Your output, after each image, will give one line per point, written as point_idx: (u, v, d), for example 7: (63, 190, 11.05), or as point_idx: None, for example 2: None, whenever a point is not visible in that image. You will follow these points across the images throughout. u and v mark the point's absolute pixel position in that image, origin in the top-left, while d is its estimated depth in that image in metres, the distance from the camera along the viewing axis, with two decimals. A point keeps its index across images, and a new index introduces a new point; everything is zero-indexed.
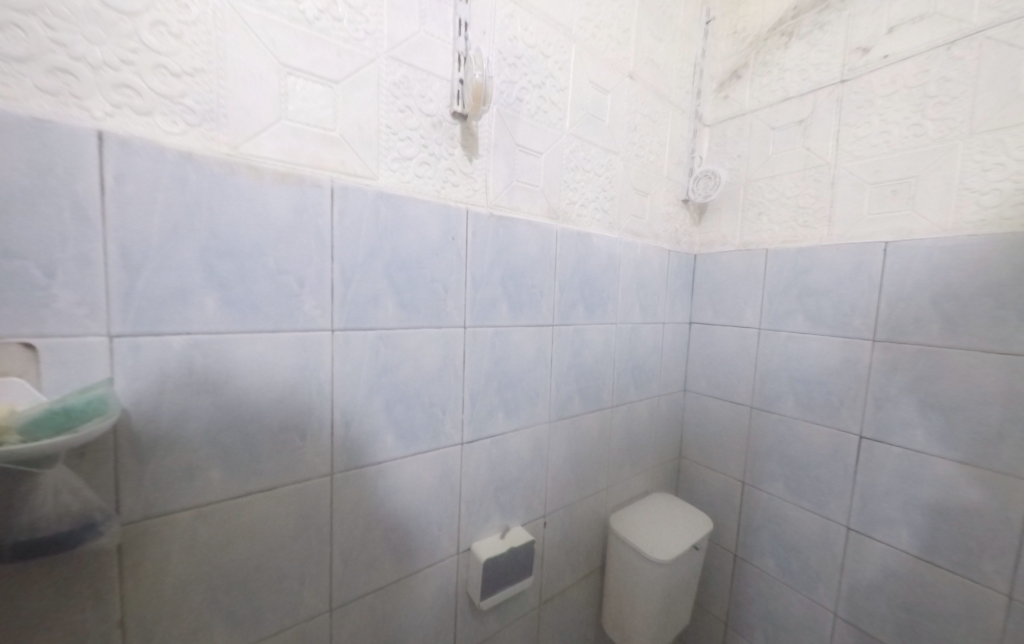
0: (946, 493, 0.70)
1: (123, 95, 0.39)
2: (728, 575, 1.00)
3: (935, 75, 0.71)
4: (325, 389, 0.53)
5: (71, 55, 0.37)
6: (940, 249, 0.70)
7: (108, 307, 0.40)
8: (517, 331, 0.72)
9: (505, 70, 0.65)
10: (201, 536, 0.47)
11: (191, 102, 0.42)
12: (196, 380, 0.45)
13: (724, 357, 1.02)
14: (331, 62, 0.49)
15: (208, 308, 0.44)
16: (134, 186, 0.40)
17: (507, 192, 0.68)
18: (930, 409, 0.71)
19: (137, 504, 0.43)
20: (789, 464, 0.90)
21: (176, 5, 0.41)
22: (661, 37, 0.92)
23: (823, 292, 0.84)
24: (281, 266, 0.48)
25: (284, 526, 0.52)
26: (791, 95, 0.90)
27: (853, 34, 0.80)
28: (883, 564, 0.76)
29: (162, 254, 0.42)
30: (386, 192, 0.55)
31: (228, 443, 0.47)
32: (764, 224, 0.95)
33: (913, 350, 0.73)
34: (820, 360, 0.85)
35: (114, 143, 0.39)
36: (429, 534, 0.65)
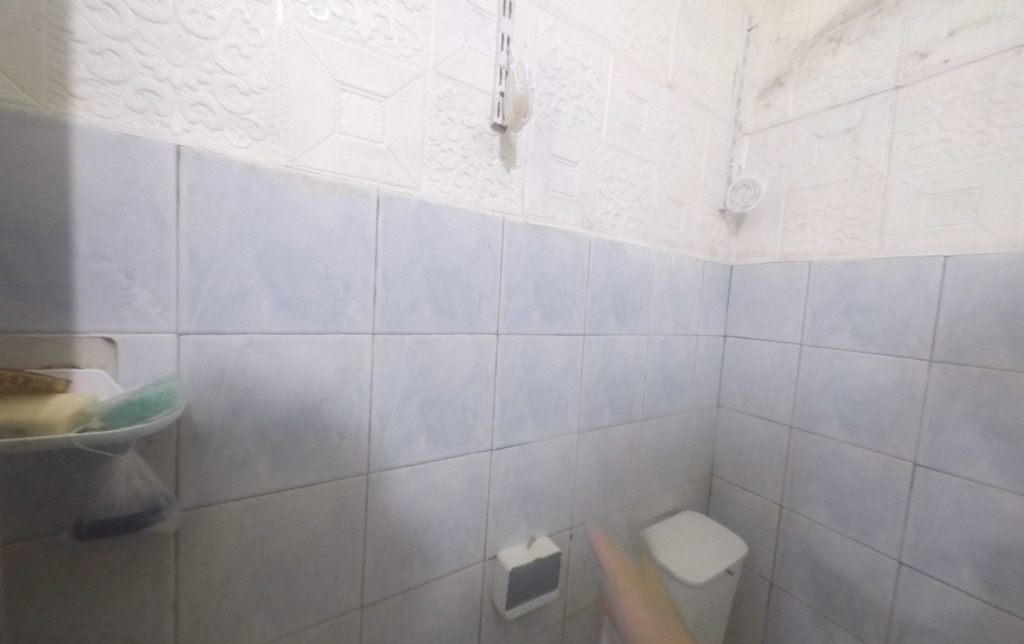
0: (1015, 530, 0.64)
1: (199, 113, 0.43)
2: (763, 603, 0.95)
3: (1003, 80, 0.67)
4: (364, 390, 0.55)
5: (156, 77, 0.41)
6: (1008, 264, 0.65)
7: (177, 307, 0.43)
8: (548, 339, 0.72)
9: (544, 82, 0.66)
10: (246, 526, 0.49)
11: (256, 118, 0.45)
12: (249, 378, 0.47)
13: (761, 372, 0.98)
14: (381, 78, 0.52)
15: (263, 309, 0.47)
16: (204, 196, 0.43)
17: (543, 201, 0.69)
18: (996, 437, 0.66)
19: (192, 492, 0.46)
20: (832, 488, 0.85)
21: (248, 29, 0.44)
22: (701, 46, 0.91)
23: (873, 308, 0.80)
24: (329, 271, 0.51)
25: (322, 521, 0.54)
26: (839, 103, 0.87)
27: (910, 38, 0.77)
28: (941, 603, 0.71)
29: (224, 259, 0.45)
30: (427, 201, 0.57)
31: (275, 439, 0.50)
32: (808, 236, 0.92)
33: (976, 372, 0.68)
34: (868, 380, 0.80)
35: (189, 156, 0.42)
36: (458, 539, 0.66)
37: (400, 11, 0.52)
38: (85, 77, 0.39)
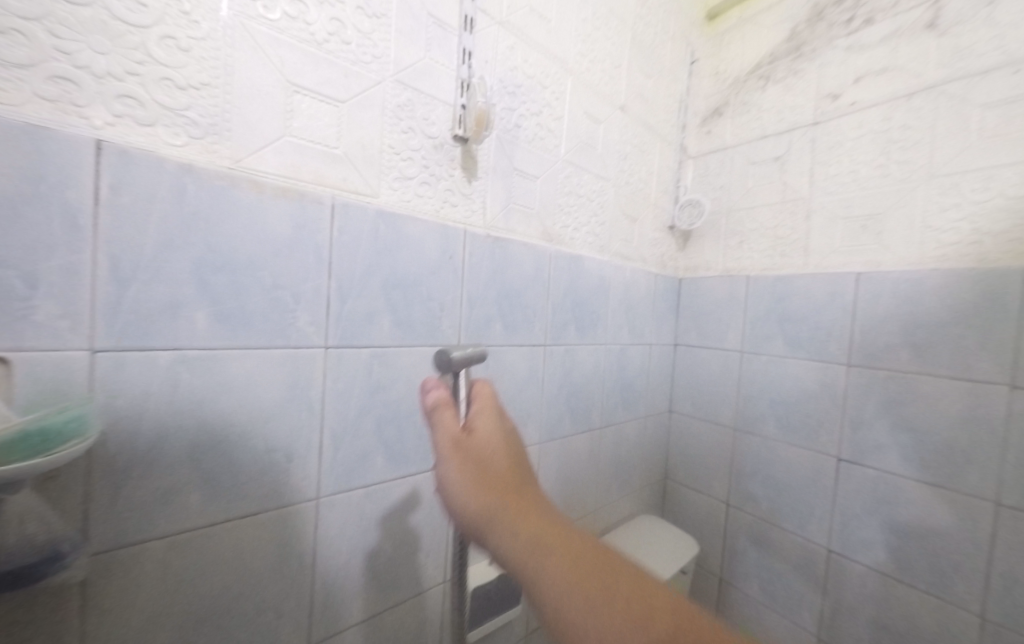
0: (919, 514, 0.73)
1: (126, 105, 0.39)
2: (714, 599, 1.00)
3: (897, 122, 0.78)
4: (315, 408, 0.51)
5: (73, 63, 0.36)
6: (907, 280, 0.75)
7: (92, 320, 0.38)
8: (510, 351, 0.72)
9: (505, 98, 0.67)
10: (173, 567, 0.43)
11: (195, 115, 0.42)
12: (181, 399, 0.43)
13: (708, 378, 1.05)
14: (337, 82, 0.50)
15: (199, 322, 0.43)
16: (129, 197, 0.39)
17: (504, 214, 0.69)
18: (903, 433, 0.74)
19: (107, 533, 0.40)
20: (771, 485, 0.92)
21: (187, 20, 0.41)
22: (650, 74, 0.97)
23: (801, 318, 0.88)
24: (277, 281, 0.47)
25: (266, 554, 0.49)
26: (768, 134, 0.96)
27: (825, 81, 0.87)
28: (864, 585, 0.78)
29: (153, 267, 0.40)
30: (386, 210, 0.55)
31: (210, 466, 0.45)
32: (745, 252, 1.00)
33: (885, 375, 0.77)
34: (799, 383, 0.88)
35: (112, 152, 0.38)
36: (417, 561, 0.63)
37: (358, 16, 0.51)
38: None
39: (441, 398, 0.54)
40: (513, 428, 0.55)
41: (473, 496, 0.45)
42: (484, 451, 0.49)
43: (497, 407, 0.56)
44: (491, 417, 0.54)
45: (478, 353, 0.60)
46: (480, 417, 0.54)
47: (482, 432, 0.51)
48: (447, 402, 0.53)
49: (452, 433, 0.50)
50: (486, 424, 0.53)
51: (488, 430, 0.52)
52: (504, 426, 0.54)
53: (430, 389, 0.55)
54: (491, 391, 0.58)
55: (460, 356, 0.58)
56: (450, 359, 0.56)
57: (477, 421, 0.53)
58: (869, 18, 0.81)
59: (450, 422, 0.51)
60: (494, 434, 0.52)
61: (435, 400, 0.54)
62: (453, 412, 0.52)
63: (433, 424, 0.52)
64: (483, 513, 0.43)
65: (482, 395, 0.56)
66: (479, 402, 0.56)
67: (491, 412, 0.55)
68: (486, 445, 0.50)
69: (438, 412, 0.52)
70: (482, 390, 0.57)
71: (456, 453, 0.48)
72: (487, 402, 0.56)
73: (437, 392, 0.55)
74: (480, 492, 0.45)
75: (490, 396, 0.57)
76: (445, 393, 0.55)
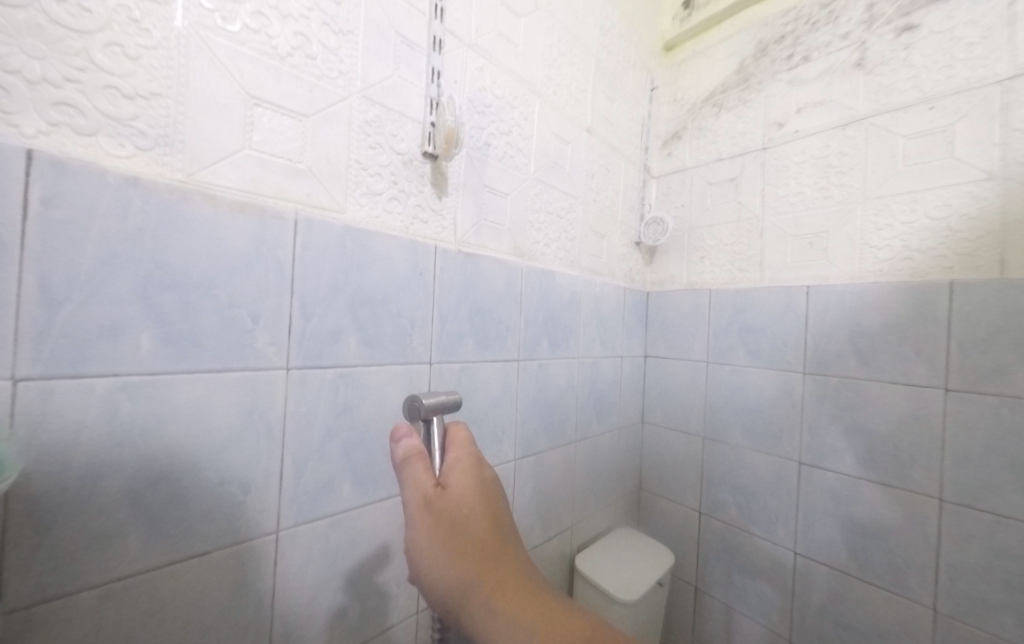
0: (873, 514, 0.77)
1: (64, 114, 0.36)
2: (690, 610, 1.00)
3: (835, 149, 0.85)
4: (275, 433, 0.48)
5: (3, 68, 0.34)
6: (851, 293, 0.80)
7: (16, 345, 0.34)
8: (483, 367, 0.71)
9: (475, 117, 0.68)
10: (106, 620, 0.39)
11: (143, 125, 0.39)
12: (119, 430, 0.39)
13: (677, 389, 1.08)
14: (301, 97, 0.49)
15: (144, 345, 0.40)
16: (65, 211, 0.36)
17: (475, 230, 0.69)
18: (855, 436, 0.79)
19: (26, 586, 0.35)
20: (740, 492, 0.94)
21: (136, 28, 0.39)
22: (614, 99, 1.02)
23: (760, 329, 0.93)
24: (234, 300, 0.45)
25: (217, 598, 0.45)
26: (723, 157, 1.03)
27: (771, 110, 0.95)
28: (827, 586, 0.81)
29: (91, 287, 0.37)
30: (353, 226, 0.54)
31: (152, 503, 0.41)
32: (707, 267, 1.05)
33: (837, 382, 0.81)
34: (761, 392, 0.92)
35: (46, 163, 0.35)
36: (387, 593, 0.60)
37: (324, 32, 0.51)
38: None
39: (413, 449, 0.44)
40: (496, 476, 0.46)
41: (449, 576, 0.38)
42: (464, 516, 0.41)
43: (479, 450, 0.47)
44: (471, 465, 0.45)
45: (453, 400, 0.49)
46: (459, 466, 0.44)
47: (461, 487, 0.43)
48: (419, 452, 0.44)
49: (424, 493, 0.41)
50: (466, 477, 0.44)
51: (468, 486, 0.43)
52: (486, 474, 0.45)
53: (398, 437, 0.45)
54: (470, 430, 0.49)
55: (433, 401, 0.47)
56: (422, 405, 0.46)
57: (455, 472, 0.44)
58: (806, 55, 0.90)
59: (422, 480, 0.42)
60: (475, 487, 0.43)
61: (403, 450, 0.44)
62: (426, 465, 0.43)
63: (402, 480, 0.43)
64: (459, 594, 0.38)
65: (461, 436, 0.47)
66: (457, 447, 0.46)
67: (472, 457, 0.46)
68: (466, 506, 0.41)
69: (408, 465, 0.43)
70: (459, 431, 0.48)
71: (429, 521, 0.40)
72: (465, 446, 0.47)
73: (405, 440, 0.45)
74: (456, 571, 0.38)
75: (469, 437, 0.48)
76: (417, 442, 0.44)
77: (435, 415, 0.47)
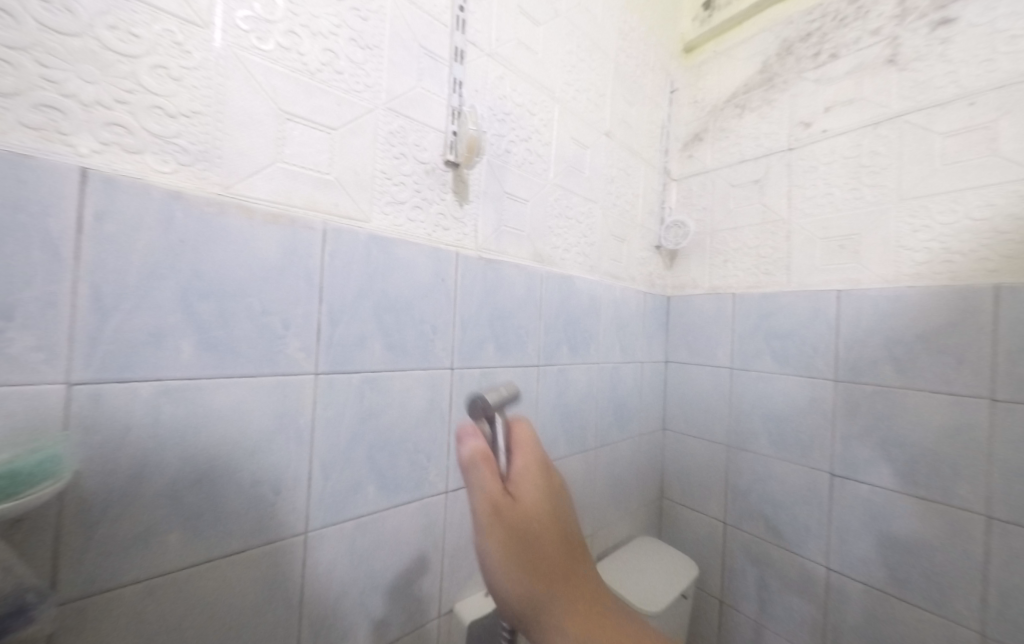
0: (912, 529, 0.73)
1: (114, 133, 0.38)
2: (715, 623, 0.98)
3: (866, 148, 0.82)
4: (305, 437, 0.49)
5: (61, 93, 0.36)
6: (885, 298, 0.77)
7: (69, 351, 0.36)
8: (503, 372, 0.71)
9: (495, 125, 0.69)
10: (149, 614, 0.40)
11: (185, 142, 0.42)
12: (162, 432, 0.41)
13: (699, 395, 1.06)
14: (330, 110, 0.51)
15: (184, 351, 0.41)
16: (114, 225, 0.38)
17: (495, 236, 0.70)
18: (891, 447, 0.76)
19: (77, 580, 0.37)
20: (767, 503, 0.91)
21: (179, 50, 0.41)
22: (633, 102, 1.01)
23: (787, 335, 0.90)
24: (266, 307, 0.46)
25: (250, 595, 0.46)
26: (747, 158, 1.00)
27: (797, 110, 0.92)
28: (863, 604, 0.77)
29: (137, 296, 0.39)
30: (378, 235, 0.55)
31: (192, 502, 0.42)
32: (730, 271, 1.03)
33: (871, 389, 0.78)
34: (789, 399, 0.89)
35: (99, 180, 0.37)
36: (410, 597, 0.60)
37: (351, 47, 0.52)
38: None
39: (479, 451, 0.41)
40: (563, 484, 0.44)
41: (519, 592, 0.37)
42: (533, 529, 0.39)
43: (543, 456, 0.45)
44: (537, 471, 0.43)
45: (513, 393, 0.49)
46: (526, 473, 0.43)
47: (529, 497, 0.41)
48: (486, 456, 0.41)
49: (494, 502, 0.39)
50: (533, 485, 0.42)
51: (536, 494, 0.41)
52: (551, 481, 0.44)
53: (464, 435, 0.42)
54: (534, 433, 0.46)
55: (498, 399, 0.47)
56: (487, 402, 0.45)
57: (523, 479, 0.42)
58: (834, 53, 0.87)
59: (490, 486, 0.40)
60: (543, 497, 0.41)
61: (469, 450, 0.41)
62: (494, 471, 0.41)
63: (469, 483, 0.41)
64: (531, 610, 0.37)
65: (525, 439, 0.45)
66: (522, 450, 0.44)
67: (538, 464, 0.44)
68: (536, 518, 0.40)
69: (475, 469, 0.41)
70: (522, 431, 0.46)
71: (499, 532, 0.38)
72: (529, 449, 0.45)
73: (472, 439, 0.42)
74: (527, 586, 0.37)
75: (533, 441, 0.46)
76: (483, 442, 0.42)
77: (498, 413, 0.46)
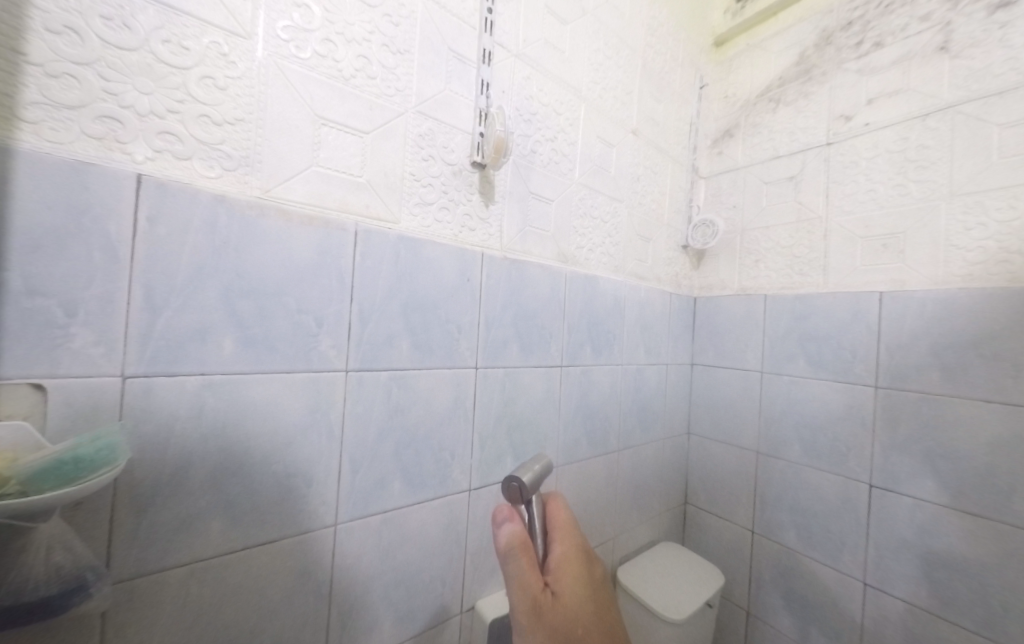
0: (960, 547, 0.69)
1: (166, 141, 0.41)
2: (741, 635, 0.95)
3: (913, 141, 0.78)
4: (335, 432, 0.51)
5: (120, 104, 0.39)
6: (932, 300, 0.73)
7: (124, 345, 0.39)
8: (527, 372, 0.71)
9: (522, 125, 0.69)
10: (192, 596, 0.43)
11: (229, 148, 0.44)
12: (205, 423, 0.43)
13: (727, 399, 1.03)
14: (362, 115, 0.52)
15: (226, 347, 0.44)
16: (165, 228, 0.40)
17: (520, 237, 0.70)
18: (938, 458, 0.71)
19: (129, 561, 0.40)
20: (799, 513, 0.88)
21: (225, 61, 0.43)
22: (661, 99, 0.99)
23: (823, 338, 0.86)
24: (301, 306, 0.48)
25: (283, 583, 0.48)
26: (781, 154, 0.97)
27: (836, 103, 0.88)
28: (904, 624, 0.73)
29: (184, 294, 0.41)
30: (406, 236, 0.56)
31: (232, 492, 0.45)
32: (761, 271, 0.99)
33: (916, 397, 0.74)
34: (824, 405, 0.86)
35: (152, 185, 0.40)
36: (433, 591, 0.61)
37: (383, 53, 0.54)
38: (38, 100, 0.36)
39: (517, 539, 0.43)
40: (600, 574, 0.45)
41: None
42: (573, 623, 0.39)
43: (580, 543, 0.47)
44: (575, 559, 0.45)
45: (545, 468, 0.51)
46: (565, 565, 0.44)
47: (569, 591, 0.42)
48: (524, 545, 0.43)
49: (534, 595, 0.40)
50: (572, 578, 0.43)
51: (574, 588, 0.42)
52: (589, 573, 0.44)
53: (500, 522, 0.45)
54: (569, 519, 0.48)
55: (532, 478, 0.48)
56: (522, 483, 0.47)
57: (561, 572, 0.43)
58: (879, 41, 0.83)
59: (529, 579, 0.41)
60: (583, 592, 0.42)
61: (507, 538, 0.43)
62: (532, 562, 0.42)
63: (508, 575, 0.42)
64: None
65: (561, 526, 0.47)
66: (559, 538, 0.46)
67: (576, 554, 0.45)
68: (578, 615, 0.40)
69: (514, 558, 0.42)
70: (558, 517, 0.48)
71: (540, 631, 0.39)
72: (566, 535, 0.47)
73: (509, 526, 0.44)
74: None
75: (569, 528, 0.48)
76: (520, 530, 0.44)
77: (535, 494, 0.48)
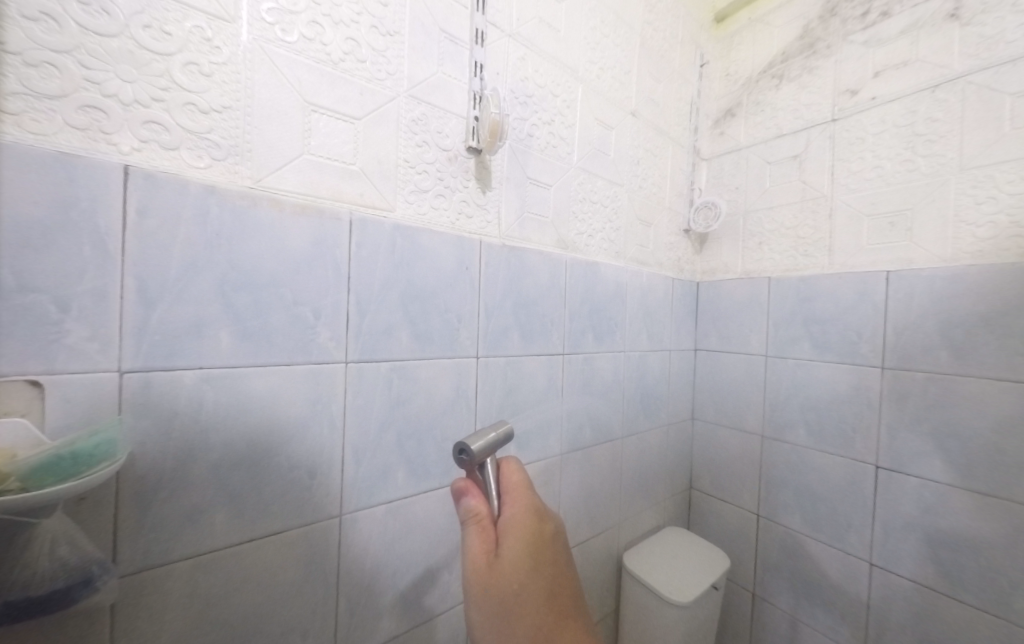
0: (966, 525, 0.69)
1: (152, 131, 0.40)
2: (747, 616, 0.95)
3: (922, 115, 0.75)
4: (336, 424, 0.51)
5: (102, 92, 0.38)
6: (940, 278, 0.72)
7: (120, 341, 0.38)
8: (528, 361, 0.71)
9: (517, 108, 0.68)
10: (199, 587, 0.43)
11: (217, 137, 0.43)
12: (205, 417, 0.43)
13: (731, 384, 1.02)
14: (353, 100, 0.51)
15: (223, 341, 0.43)
16: (156, 220, 0.40)
17: (519, 223, 0.69)
18: (946, 438, 0.71)
19: (135, 556, 0.40)
20: (804, 495, 0.88)
21: (208, 46, 0.42)
22: (660, 78, 0.97)
23: (828, 320, 0.85)
24: (298, 298, 0.47)
25: (291, 574, 0.48)
26: (785, 132, 0.94)
27: (842, 77, 0.86)
28: (909, 601, 0.74)
29: (177, 288, 0.41)
30: (402, 224, 0.55)
31: (235, 484, 0.45)
32: (766, 253, 0.97)
33: (923, 378, 0.73)
34: (829, 387, 0.85)
35: (140, 177, 0.39)
36: (440, 578, 0.62)
37: (373, 35, 0.52)
38: (18, 90, 0.35)
39: (471, 511, 0.44)
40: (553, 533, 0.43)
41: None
42: (512, 586, 0.39)
43: (534, 502, 0.45)
44: (524, 520, 0.43)
45: (502, 434, 0.50)
46: (511, 526, 0.43)
47: (512, 553, 0.41)
48: (477, 517, 0.43)
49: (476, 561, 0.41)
50: (518, 539, 0.42)
51: (518, 550, 0.41)
52: (540, 532, 0.43)
53: (459, 495, 0.45)
54: (525, 480, 0.47)
55: (483, 444, 0.47)
56: (472, 451, 0.46)
57: (508, 533, 0.42)
58: (886, 10, 0.80)
59: (476, 546, 0.42)
60: (527, 552, 0.41)
61: (463, 511, 0.44)
62: (481, 529, 0.43)
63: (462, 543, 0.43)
64: None
65: (514, 487, 0.46)
66: (511, 499, 0.45)
67: (527, 513, 0.44)
68: (518, 576, 0.40)
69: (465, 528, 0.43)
70: (513, 478, 0.47)
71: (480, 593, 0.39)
72: (519, 494, 0.45)
73: (468, 497, 0.45)
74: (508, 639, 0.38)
75: (524, 487, 0.46)
76: (476, 502, 0.44)
77: (487, 458, 0.48)
